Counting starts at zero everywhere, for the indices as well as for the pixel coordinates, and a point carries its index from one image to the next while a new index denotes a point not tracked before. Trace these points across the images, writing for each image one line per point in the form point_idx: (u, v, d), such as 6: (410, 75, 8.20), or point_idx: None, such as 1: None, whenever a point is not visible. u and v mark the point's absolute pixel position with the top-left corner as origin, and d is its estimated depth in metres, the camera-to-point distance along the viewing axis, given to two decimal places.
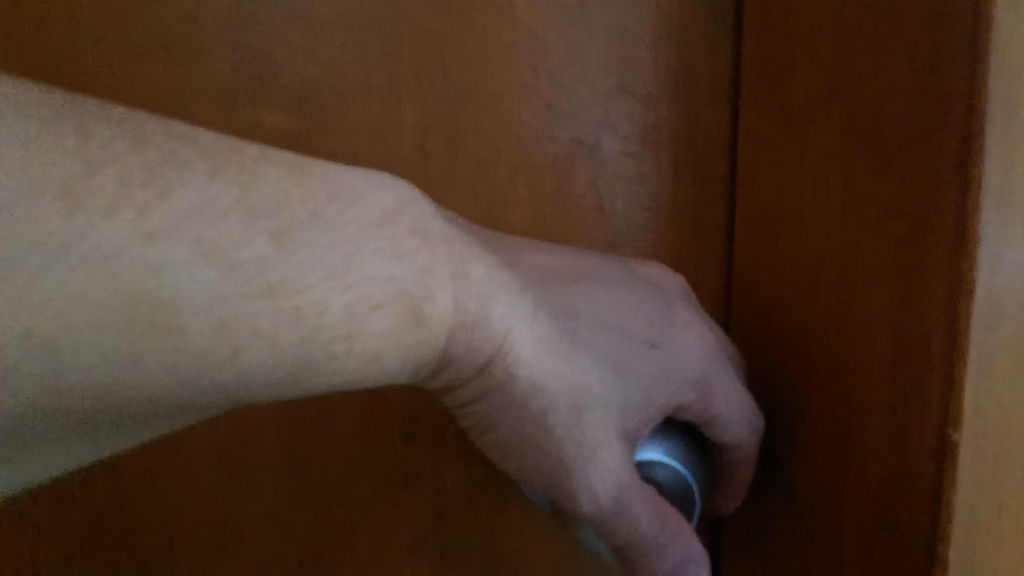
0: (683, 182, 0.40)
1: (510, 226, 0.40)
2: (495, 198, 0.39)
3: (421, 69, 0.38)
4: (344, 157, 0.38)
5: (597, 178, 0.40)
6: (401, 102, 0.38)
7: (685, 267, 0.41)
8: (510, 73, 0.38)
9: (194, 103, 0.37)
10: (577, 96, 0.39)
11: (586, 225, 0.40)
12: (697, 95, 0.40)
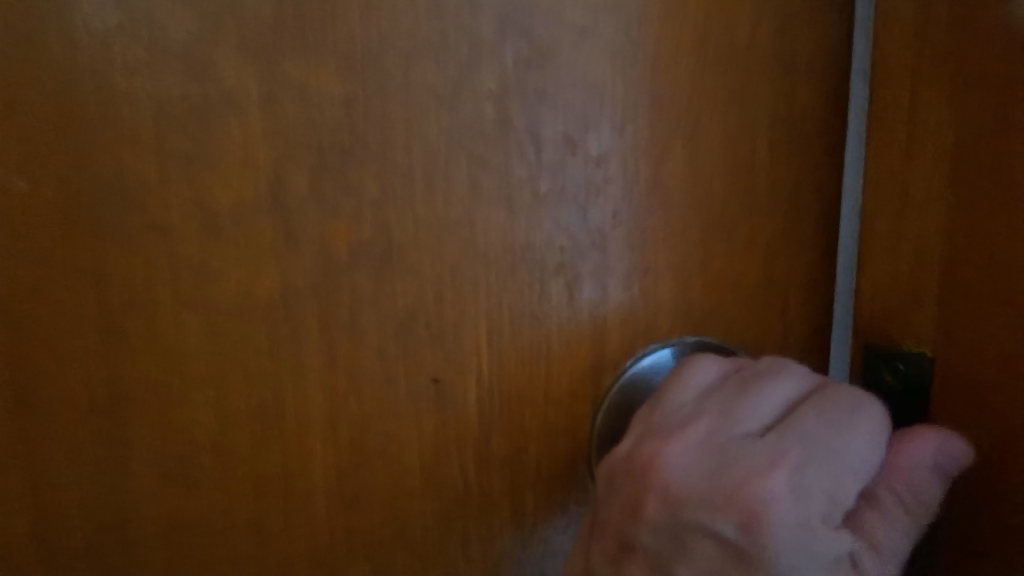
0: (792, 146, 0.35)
1: (598, 217, 0.33)
2: (592, 161, 0.32)
3: (504, 24, 0.30)
4: (410, 128, 0.30)
5: (691, 163, 0.34)
6: (481, 63, 0.30)
7: (784, 261, 0.36)
8: (601, 34, 0.31)
9: (223, 59, 0.29)
10: (675, 69, 0.33)
11: (682, 216, 0.34)
12: (815, 49, 0.34)
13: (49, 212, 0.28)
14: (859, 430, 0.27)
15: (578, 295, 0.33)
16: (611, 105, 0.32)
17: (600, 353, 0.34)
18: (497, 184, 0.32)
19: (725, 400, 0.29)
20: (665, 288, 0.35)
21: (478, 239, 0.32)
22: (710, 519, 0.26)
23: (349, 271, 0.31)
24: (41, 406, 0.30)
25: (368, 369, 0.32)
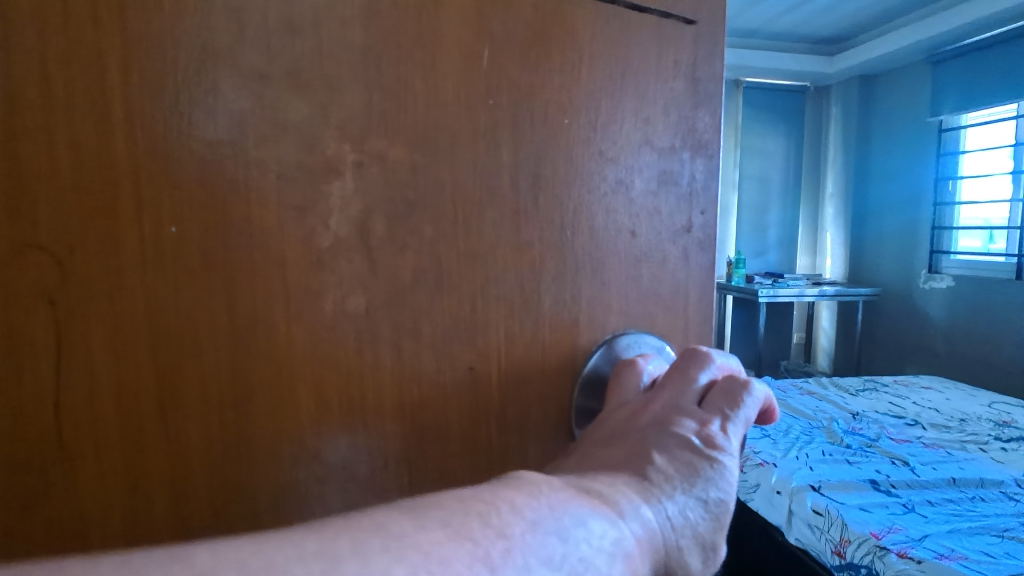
0: (702, 195, 0.50)
1: (577, 247, 0.46)
2: (573, 210, 0.45)
3: (516, 114, 0.43)
4: (457, 184, 0.42)
5: (631, 210, 0.47)
6: (500, 141, 0.43)
7: (688, 279, 0.51)
8: (576, 124, 0.45)
9: (324, 134, 0.39)
10: (622, 150, 0.46)
11: (628, 248, 0.48)
12: (706, 136, 0.50)
13: (195, 241, 0.35)
14: (749, 393, 0.48)
15: (564, 302, 0.46)
16: (592, 167, 0.45)
17: (577, 345, 0.47)
18: (511, 224, 0.44)
19: (691, 380, 0.48)
20: (617, 297, 0.48)
21: (500, 264, 0.44)
22: (686, 438, 0.45)
23: (411, 291, 0.42)
24: (186, 395, 0.36)
25: (424, 361, 0.42)
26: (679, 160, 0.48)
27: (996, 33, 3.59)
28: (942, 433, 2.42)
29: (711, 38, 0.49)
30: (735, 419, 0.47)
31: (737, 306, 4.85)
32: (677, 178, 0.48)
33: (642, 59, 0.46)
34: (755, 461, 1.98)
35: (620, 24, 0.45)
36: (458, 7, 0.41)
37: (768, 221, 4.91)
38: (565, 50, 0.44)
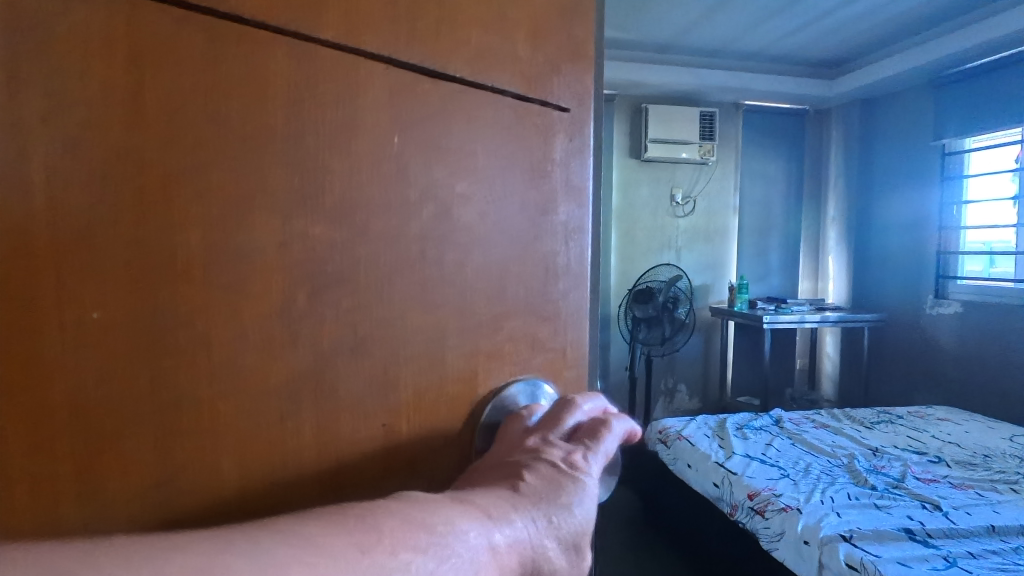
0: (577, 254, 0.54)
1: (476, 308, 0.50)
2: (477, 275, 0.49)
3: (425, 191, 0.47)
4: (371, 256, 0.45)
5: (528, 273, 0.51)
6: (411, 216, 0.46)
7: (575, 329, 0.56)
8: (479, 199, 0.48)
9: (252, 213, 0.42)
10: (521, 223, 0.50)
11: (525, 306, 0.52)
12: (585, 206, 0.55)
13: (122, 322, 0.38)
14: (615, 427, 0.53)
15: (467, 358, 0.50)
16: (490, 234, 0.49)
17: (476, 394, 0.51)
18: (418, 291, 0.47)
19: (573, 408, 0.53)
20: (512, 349, 0.52)
21: (408, 328, 0.47)
22: (553, 461, 0.49)
23: (333, 355, 0.45)
24: (109, 468, 0.38)
25: (341, 424, 0.46)
26: (562, 224, 0.53)
27: (991, 60, 3.64)
28: (969, 471, 2.42)
29: (582, 121, 0.54)
30: (603, 448, 0.51)
31: (739, 332, 4.84)
32: (572, 236, 0.54)
33: (533, 142, 0.50)
34: (778, 506, 2.03)
35: (509, 109, 0.49)
36: (374, 98, 0.45)
37: (770, 245, 4.91)
38: (466, 135, 0.48)
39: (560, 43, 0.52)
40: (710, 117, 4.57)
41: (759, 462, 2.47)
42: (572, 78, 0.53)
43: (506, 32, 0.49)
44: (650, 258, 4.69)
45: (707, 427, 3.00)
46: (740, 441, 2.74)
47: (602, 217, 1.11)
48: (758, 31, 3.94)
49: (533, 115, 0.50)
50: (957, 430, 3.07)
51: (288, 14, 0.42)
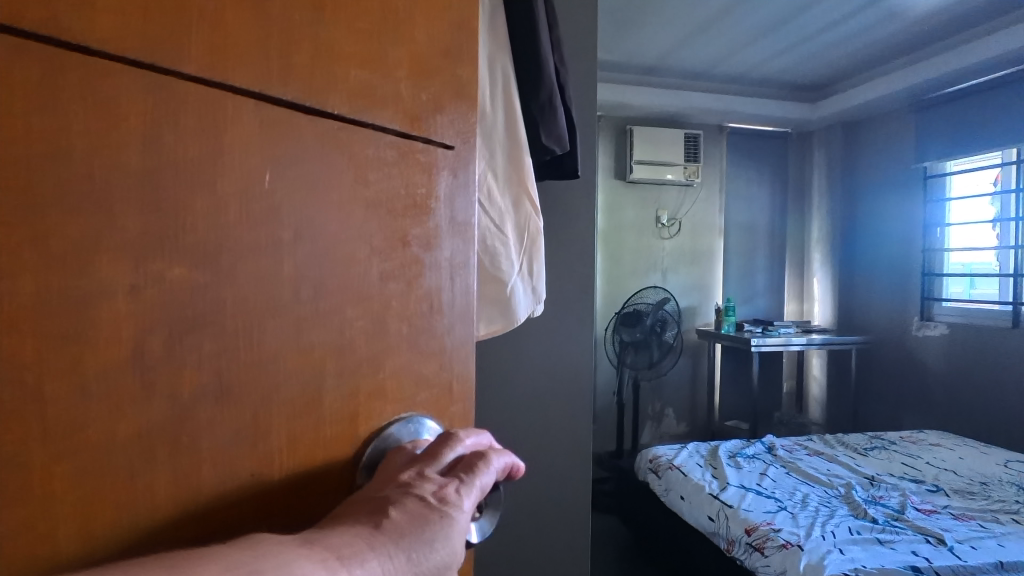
0: (461, 288, 0.52)
1: (355, 349, 0.46)
2: (357, 316, 0.46)
3: (300, 233, 0.43)
4: (239, 297, 0.40)
5: (415, 316, 0.49)
6: (284, 258, 0.42)
7: (460, 368, 0.54)
8: (359, 241, 0.46)
9: (98, 244, 0.35)
10: (407, 268, 0.48)
11: (411, 349, 0.49)
12: (467, 245, 0.54)
13: None
14: (494, 462, 0.50)
15: (345, 398, 0.46)
16: (372, 273, 0.46)
17: (356, 435, 0.47)
18: (292, 332, 0.43)
19: (453, 441, 0.49)
20: (396, 386, 0.49)
21: (282, 370, 0.42)
22: (423, 494, 0.44)
23: (195, 403, 0.39)
24: None
25: (206, 480, 0.39)
26: (447, 259, 0.51)
27: (967, 86, 3.66)
28: (967, 500, 2.38)
29: (466, 158, 0.53)
30: (480, 482, 0.48)
31: (726, 355, 4.80)
32: (458, 272, 0.52)
33: (417, 179, 0.49)
34: (778, 542, 1.98)
35: (392, 150, 0.47)
36: (242, 135, 0.40)
37: (755, 267, 4.91)
38: (343, 174, 0.45)
39: (444, 81, 0.51)
40: (695, 139, 4.59)
41: (755, 493, 2.43)
42: (453, 115, 0.52)
43: (384, 70, 0.47)
44: (637, 281, 4.66)
45: (699, 456, 2.95)
46: (734, 472, 2.69)
47: (533, 233, 1.08)
48: (741, 55, 3.97)
49: (416, 152, 0.49)
50: (952, 456, 3.02)
51: (146, 45, 0.37)
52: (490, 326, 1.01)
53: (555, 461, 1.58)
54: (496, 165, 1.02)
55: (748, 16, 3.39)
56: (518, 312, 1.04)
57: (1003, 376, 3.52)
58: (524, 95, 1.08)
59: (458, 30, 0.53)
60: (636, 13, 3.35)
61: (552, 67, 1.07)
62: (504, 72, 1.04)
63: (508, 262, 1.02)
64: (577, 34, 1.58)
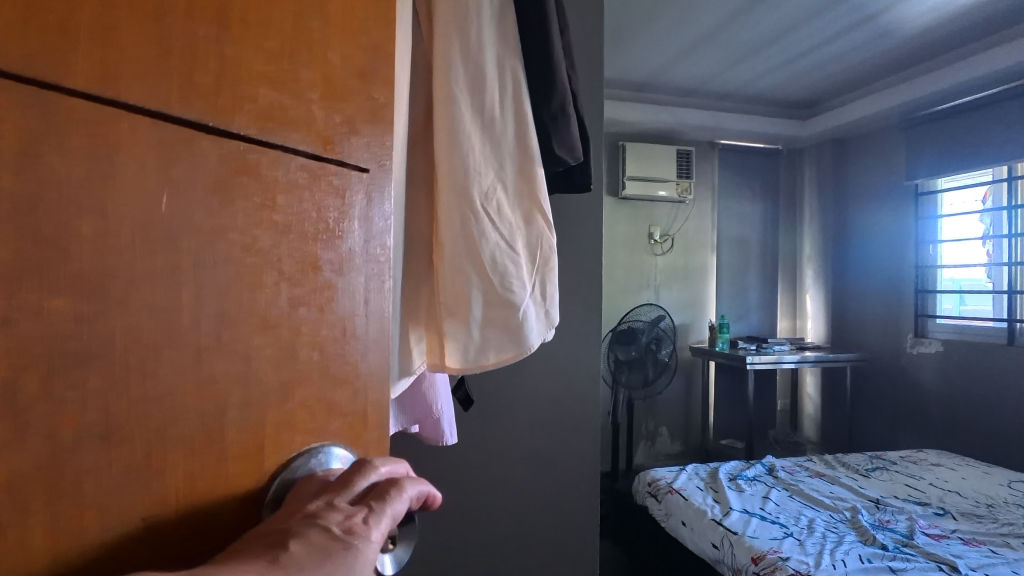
0: (377, 314, 0.51)
1: (261, 378, 0.44)
2: (261, 343, 0.44)
3: (199, 260, 0.40)
4: (128, 327, 0.37)
5: (326, 341, 0.47)
6: (181, 285, 0.40)
7: (375, 397, 0.52)
8: (265, 264, 0.44)
9: None
10: (315, 292, 0.47)
11: (322, 375, 0.48)
12: (381, 270, 0.52)
13: None
14: (407, 491, 0.48)
15: (248, 431, 0.43)
16: (279, 300, 0.44)
17: (261, 470, 0.44)
18: (191, 363, 0.40)
19: (367, 469, 0.48)
20: (305, 416, 0.47)
21: (178, 404, 0.40)
22: (328, 525, 0.42)
23: (77, 444, 0.35)
24: None
25: (88, 529, 0.35)
26: (361, 285, 0.49)
27: (958, 104, 3.65)
28: (976, 524, 2.34)
29: (381, 183, 0.52)
30: (391, 510, 0.46)
31: (722, 372, 4.76)
32: (373, 297, 0.50)
33: (327, 203, 0.47)
34: (787, 572, 1.94)
35: (303, 171, 0.46)
36: (137, 156, 0.38)
37: (749, 283, 4.90)
38: (249, 196, 0.43)
39: (360, 105, 0.50)
40: (687, 155, 4.60)
41: (759, 518, 2.40)
42: (367, 139, 0.50)
43: (293, 92, 0.46)
44: (630, 298, 4.63)
45: (699, 479, 2.91)
46: (737, 496, 2.65)
47: (547, 256, 0.93)
48: (731, 73, 3.99)
49: (329, 176, 0.48)
50: (954, 477, 2.98)
51: (19, 53, 0.33)
52: (499, 354, 0.84)
53: (548, 487, 1.52)
54: (505, 175, 0.88)
55: (740, 34, 3.40)
56: (532, 340, 0.86)
57: (1000, 394, 3.50)
58: (533, 101, 0.95)
59: (373, 53, 0.52)
60: (628, 30, 3.37)
61: (564, 74, 0.96)
62: (515, 72, 0.91)
63: (521, 281, 0.85)
64: (586, 44, 1.57)
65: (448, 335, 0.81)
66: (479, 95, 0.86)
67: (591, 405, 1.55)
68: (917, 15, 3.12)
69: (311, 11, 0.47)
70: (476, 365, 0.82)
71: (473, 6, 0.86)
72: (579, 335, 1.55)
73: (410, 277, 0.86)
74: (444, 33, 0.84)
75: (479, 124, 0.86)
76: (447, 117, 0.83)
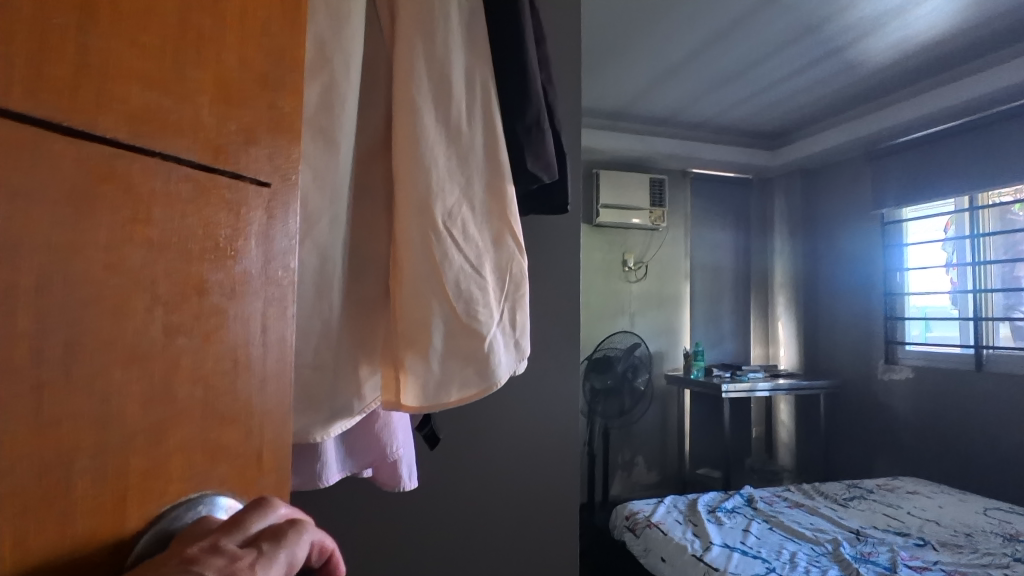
0: (276, 343, 0.50)
1: (123, 417, 0.38)
2: (123, 377, 0.38)
3: (41, 280, 0.34)
4: None
5: (212, 365, 0.44)
6: (16, 311, 0.32)
7: (269, 432, 0.49)
8: (131, 285, 0.39)
9: None
10: (206, 315, 0.44)
11: (204, 407, 0.44)
12: (279, 292, 0.51)
13: None
14: (306, 537, 0.44)
15: (104, 481, 0.37)
16: (154, 326, 0.40)
17: (123, 527, 0.38)
18: (29, 405, 0.33)
19: (263, 509, 0.43)
20: (179, 462, 0.41)
21: (4, 456, 0.32)
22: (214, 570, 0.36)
23: None
24: None
25: None
26: (258, 311, 0.48)
27: (923, 134, 3.74)
28: (957, 555, 2.30)
29: (286, 199, 0.52)
30: (286, 556, 0.41)
31: (697, 400, 4.73)
32: (270, 325, 0.49)
33: (219, 219, 0.45)
34: None
35: (190, 184, 0.44)
36: None
37: (723, 311, 4.91)
38: (113, 208, 0.38)
39: (255, 113, 0.50)
40: (660, 184, 4.64)
41: (740, 553, 2.33)
42: (267, 149, 0.51)
43: (183, 96, 0.44)
44: (605, 325, 4.60)
45: (677, 512, 2.83)
46: (717, 529, 2.59)
47: (518, 279, 0.87)
48: (702, 103, 4.05)
49: (222, 191, 0.46)
50: (932, 505, 2.95)
51: None
52: (462, 390, 0.76)
53: (518, 526, 1.43)
54: (473, 193, 0.82)
55: (710, 65, 3.45)
56: (499, 374, 0.80)
57: (970, 420, 3.52)
58: (505, 114, 0.89)
59: (278, 58, 0.53)
60: (600, 60, 3.41)
61: (538, 86, 0.91)
62: (484, 83, 0.85)
63: (488, 309, 0.79)
64: (562, 64, 1.54)
65: (408, 369, 0.72)
66: (444, 105, 0.79)
67: (557, 438, 1.47)
68: (878, 50, 3.22)
69: (205, 11, 0.46)
70: (437, 403, 0.74)
71: (440, 11, 0.80)
72: (553, 363, 1.48)
73: (365, 304, 0.77)
74: (406, 38, 0.78)
75: (444, 137, 0.79)
76: (410, 128, 0.76)
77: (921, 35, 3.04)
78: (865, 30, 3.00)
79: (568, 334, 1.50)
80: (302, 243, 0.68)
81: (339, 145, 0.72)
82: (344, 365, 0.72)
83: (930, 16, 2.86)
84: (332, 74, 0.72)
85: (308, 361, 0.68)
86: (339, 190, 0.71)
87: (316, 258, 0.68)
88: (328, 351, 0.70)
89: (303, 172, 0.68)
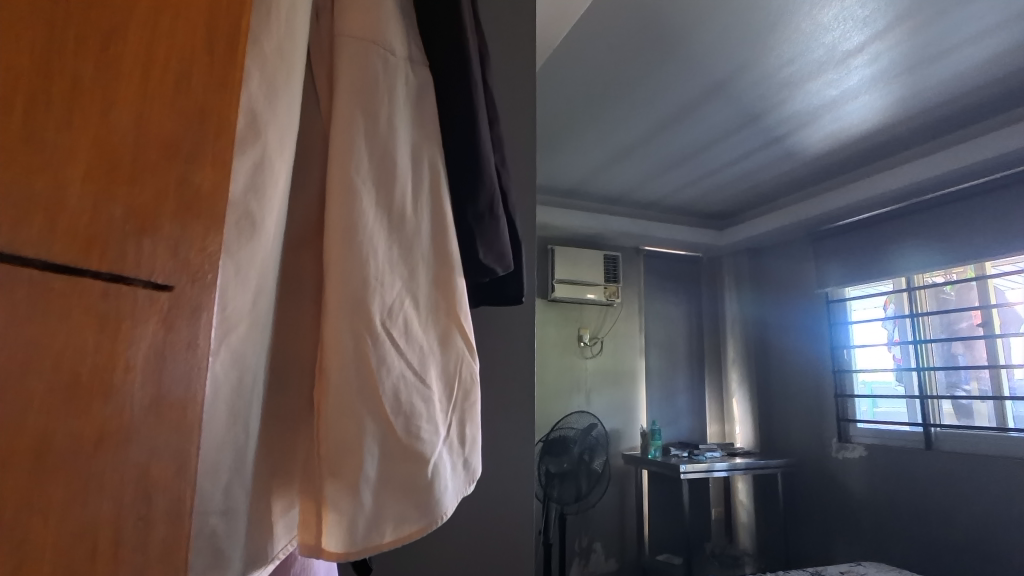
0: (165, 512, 0.42)
1: None
2: None
3: None
4: None
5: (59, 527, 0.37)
6: None
7: None
8: None
9: None
10: (52, 473, 0.37)
11: None
12: (175, 429, 0.44)
13: None
14: None
15: None
16: None
17: None
18: None
19: None
20: None
21: None
22: None
23: None
24: None
25: None
26: (139, 464, 0.41)
27: (859, 220, 3.94)
28: None
29: (196, 302, 0.46)
30: None
31: (655, 481, 4.59)
32: (155, 492, 0.42)
33: (84, 341, 0.39)
34: None
35: (53, 290, 0.39)
36: None
37: (678, 387, 4.88)
38: None
39: (154, 191, 0.44)
40: (613, 261, 4.67)
41: None
42: (170, 239, 0.45)
43: (38, 168, 0.39)
44: (561, 403, 4.47)
45: None
46: None
47: (466, 384, 0.77)
48: (653, 184, 4.16)
49: (91, 301, 0.40)
50: None
51: None
52: (398, 527, 0.63)
53: None
54: (417, 287, 0.72)
55: (658, 148, 3.57)
56: (443, 504, 0.68)
57: (924, 501, 3.50)
58: (455, 199, 0.81)
59: (198, 121, 0.48)
60: (553, 140, 3.46)
61: (492, 166, 0.84)
62: (433, 165, 0.78)
63: (431, 426, 0.68)
64: (517, 147, 1.50)
65: (331, 505, 0.59)
66: (386, 189, 0.70)
67: (509, 549, 1.32)
68: (815, 140, 3.40)
69: (86, 63, 0.42)
70: (366, 546, 0.61)
71: (385, 85, 0.72)
72: (507, 464, 1.35)
73: (286, 419, 0.65)
74: (346, 112, 0.68)
75: (386, 224, 0.70)
76: (346, 214, 0.65)
77: (852, 128, 3.23)
78: (801, 122, 3.17)
79: (524, 431, 1.38)
80: (216, 353, 0.55)
81: (265, 233, 0.61)
82: (256, 497, 0.60)
83: (860, 111, 3.04)
84: (264, 150, 0.62)
85: (216, 506, 0.54)
86: (264, 288, 0.60)
87: (232, 372, 0.56)
88: (240, 490, 0.56)
89: (225, 267, 0.56)
